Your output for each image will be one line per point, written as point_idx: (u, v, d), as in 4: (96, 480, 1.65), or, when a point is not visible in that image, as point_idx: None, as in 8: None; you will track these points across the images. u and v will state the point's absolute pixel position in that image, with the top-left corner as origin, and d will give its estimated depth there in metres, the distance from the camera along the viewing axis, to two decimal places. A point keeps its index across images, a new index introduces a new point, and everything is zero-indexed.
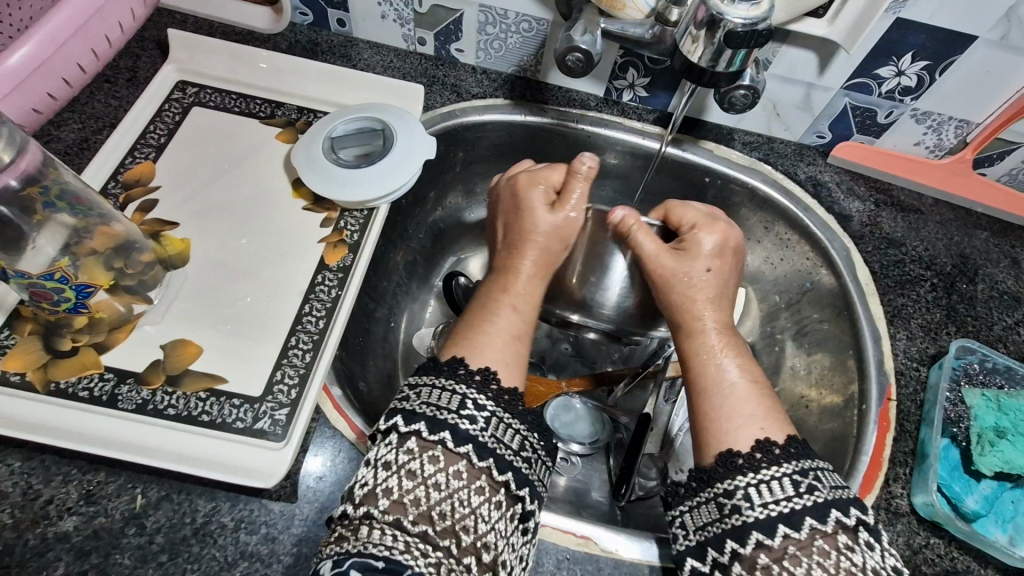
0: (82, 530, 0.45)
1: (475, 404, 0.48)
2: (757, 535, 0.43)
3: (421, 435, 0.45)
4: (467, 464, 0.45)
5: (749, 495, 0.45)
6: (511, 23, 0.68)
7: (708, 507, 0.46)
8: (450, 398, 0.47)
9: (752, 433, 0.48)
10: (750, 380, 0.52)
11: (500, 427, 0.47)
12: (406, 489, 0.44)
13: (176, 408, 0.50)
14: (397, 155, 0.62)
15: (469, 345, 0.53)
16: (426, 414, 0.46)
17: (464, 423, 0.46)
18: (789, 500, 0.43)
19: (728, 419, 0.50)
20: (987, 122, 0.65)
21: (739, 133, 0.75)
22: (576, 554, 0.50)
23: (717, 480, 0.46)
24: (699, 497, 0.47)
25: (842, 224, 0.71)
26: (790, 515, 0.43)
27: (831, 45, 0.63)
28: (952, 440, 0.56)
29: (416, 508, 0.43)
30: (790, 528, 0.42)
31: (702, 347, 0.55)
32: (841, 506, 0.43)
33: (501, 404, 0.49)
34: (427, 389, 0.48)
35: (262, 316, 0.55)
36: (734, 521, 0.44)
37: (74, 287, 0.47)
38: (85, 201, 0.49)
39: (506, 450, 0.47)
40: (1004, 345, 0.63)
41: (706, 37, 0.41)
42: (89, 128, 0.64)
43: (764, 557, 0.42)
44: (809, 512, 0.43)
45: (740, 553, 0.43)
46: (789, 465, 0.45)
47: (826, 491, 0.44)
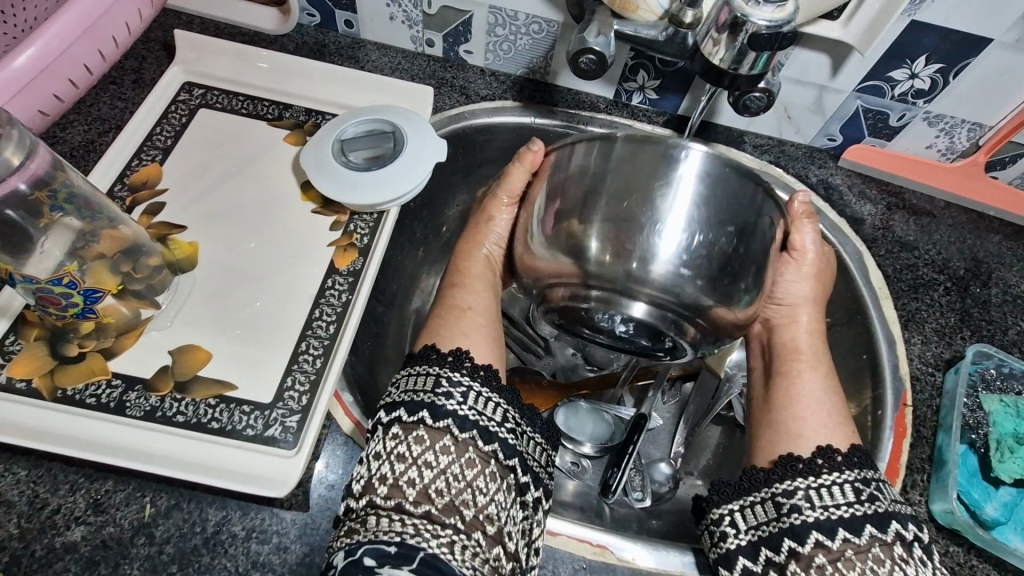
0: (90, 541, 0.44)
1: (452, 382, 0.48)
2: (819, 536, 0.44)
3: (403, 419, 0.46)
4: (451, 439, 0.45)
5: (810, 496, 0.46)
6: (521, 25, 0.67)
7: (762, 505, 0.47)
8: (426, 381, 0.48)
9: (816, 440, 0.50)
10: (828, 390, 0.54)
11: (481, 401, 0.48)
12: (397, 473, 0.44)
13: (185, 415, 0.49)
14: (407, 158, 0.62)
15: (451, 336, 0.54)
16: (407, 400, 0.47)
17: (443, 399, 0.47)
18: (848, 506, 0.45)
19: (809, 421, 0.51)
20: (1000, 125, 0.65)
21: (749, 136, 0.75)
22: (593, 564, 0.50)
23: (777, 480, 0.48)
24: (761, 492, 0.48)
25: (854, 227, 0.70)
26: (851, 520, 0.44)
27: (844, 48, 0.63)
28: (970, 446, 0.56)
29: (412, 489, 0.44)
30: (876, 528, 0.44)
31: (792, 350, 0.57)
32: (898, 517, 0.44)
33: (479, 380, 0.49)
34: (405, 378, 0.50)
35: (272, 320, 0.55)
36: (792, 521, 0.45)
37: (82, 292, 0.47)
38: (93, 205, 0.49)
39: (490, 422, 0.47)
40: (1019, 349, 0.63)
41: (728, 40, 0.41)
42: (95, 130, 0.63)
43: (821, 558, 0.44)
44: (870, 519, 0.44)
45: (798, 552, 0.44)
46: (850, 472, 0.47)
47: (886, 501, 0.45)
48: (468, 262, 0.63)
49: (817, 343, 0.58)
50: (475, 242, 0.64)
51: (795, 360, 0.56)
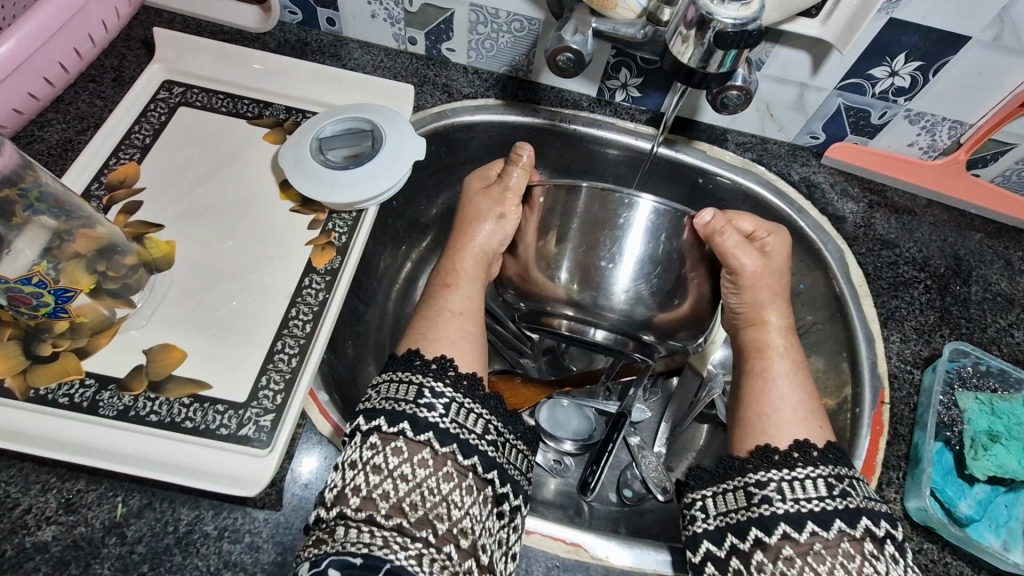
0: (61, 540, 0.44)
1: (432, 393, 0.48)
2: (785, 528, 0.44)
3: (382, 429, 0.46)
4: (431, 452, 0.45)
5: (782, 488, 0.46)
6: (501, 22, 0.67)
7: (734, 494, 0.47)
8: (406, 389, 0.48)
9: (794, 433, 0.50)
10: (799, 385, 0.54)
11: (462, 413, 0.48)
12: (373, 485, 0.44)
13: (159, 414, 0.49)
14: (386, 156, 0.62)
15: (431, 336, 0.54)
16: (386, 409, 0.47)
17: (423, 411, 0.47)
18: (820, 500, 0.45)
19: (785, 414, 0.52)
20: (980, 122, 0.65)
21: (732, 134, 0.75)
22: (567, 562, 0.50)
23: (750, 471, 0.48)
24: (742, 479, 0.48)
25: (836, 226, 0.70)
26: (821, 514, 0.44)
27: (824, 46, 0.63)
28: (945, 444, 0.56)
29: (386, 502, 0.44)
30: (819, 526, 0.44)
31: (761, 348, 0.56)
32: (849, 517, 0.44)
33: (461, 390, 0.49)
34: (385, 385, 0.49)
35: (248, 319, 0.55)
36: (762, 511, 0.45)
37: (53, 291, 0.46)
38: (65, 203, 0.49)
39: (471, 435, 0.47)
40: (998, 347, 0.63)
41: (696, 37, 0.41)
42: (73, 128, 0.63)
43: (788, 549, 0.44)
44: (814, 517, 0.44)
45: (764, 542, 0.44)
46: (823, 467, 0.47)
47: (857, 497, 0.46)
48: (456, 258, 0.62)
49: (789, 340, 0.57)
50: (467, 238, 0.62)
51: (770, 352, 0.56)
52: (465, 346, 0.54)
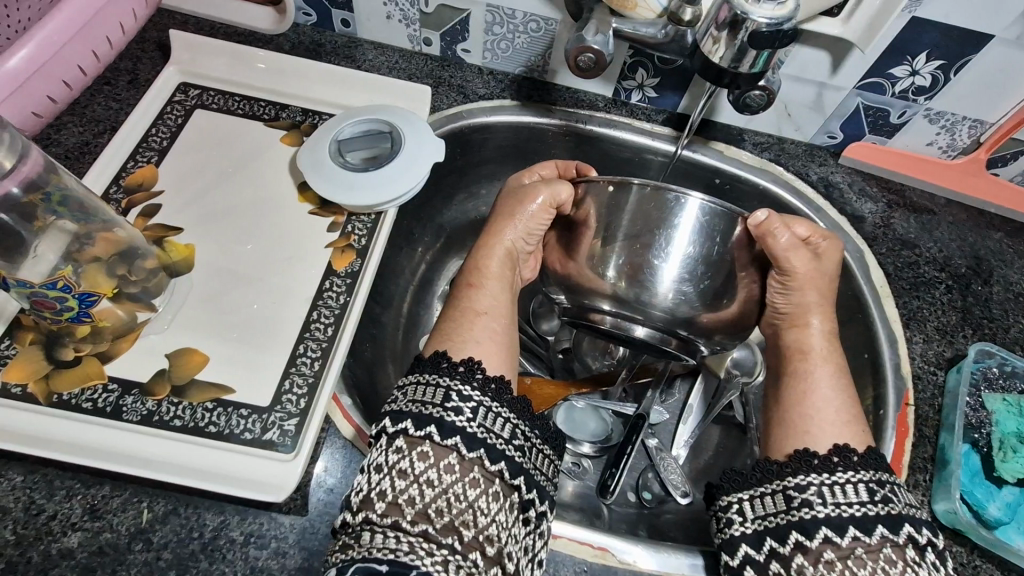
0: (88, 547, 0.44)
1: (460, 396, 0.47)
2: (827, 532, 0.44)
3: (409, 432, 0.45)
4: (458, 457, 0.44)
5: (822, 492, 0.46)
6: (518, 23, 0.66)
7: (772, 497, 0.47)
8: (434, 392, 0.47)
9: (828, 439, 0.50)
10: (840, 392, 0.53)
11: (490, 417, 0.47)
12: (399, 490, 0.43)
13: (182, 419, 0.49)
14: (404, 158, 0.61)
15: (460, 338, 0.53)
16: (413, 412, 0.46)
17: (450, 415, 0.46)
18: (861, 505, 0.44)
19: (817, 417, 0.52)
20: (1000, 122, 0.65)
21: (749, 134, 0.74)
22: (593, 566, 0.49)
23: (790, 475, 0.47)
24: (785, 481, 0.47)
25: (855, 226, 0.70)
26: (861, 519, 0.44)
27: (844, 45, 0.62)
28: (972, 446, 0.55)
29: (412, 507, 0.43)
30: (861, 531, 0.44)
31: (800, 351, 0.56)
32: (890, 522, 0.44)
33: (488, 395, 0.48)
34: (411, 387, 0.48)
35: (269, 322, 0.54)
36: (802, 514, 0.45)
37: (77, 296, 0.46)
38: (88, 208, 0.48)
39: (499, 440, 0.46)
40: (1022, 347, 0.63)
41: (728, 38, 0.40)
42: (90, 132, 0.63)
43: (830, 553, 0.43)
44: (853, 521, 0.44)
45: (805, 544, 0.44)
46: (865, 472, 0.46)
47: (899, 503, 0.45)
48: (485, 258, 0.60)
49: (829, 347, 0.56)
50: (495, 235, 0.60)
51: (810, 356, 0.56)
52: (490, 349, 0.53)
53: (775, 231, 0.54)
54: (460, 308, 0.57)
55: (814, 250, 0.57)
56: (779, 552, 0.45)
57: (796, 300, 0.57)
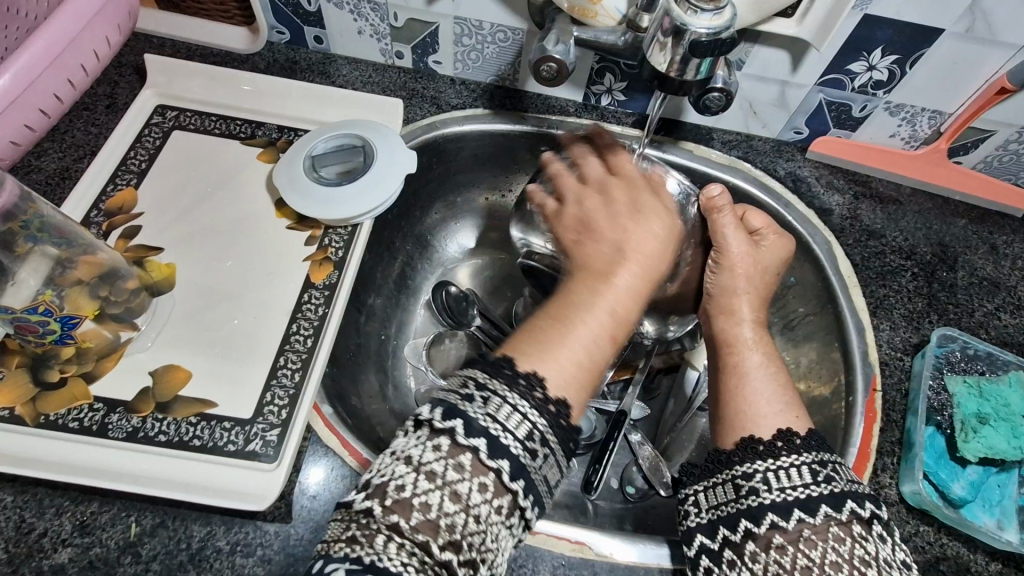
0: (77, 562, 0.45)
1: (523, 419, 0.41)
2: (773, 517, 0.45)
3: (480, 456, 0.39)
4: (511, 498, 0.40)
5: (767, 478, 0.47)
6: (486, 34, 0.68)
7: (725, 487, 0.48)
8: (519, 422, 0.41)
9: (776, 424, 0.51)
10: (776, 375, 0.55)
11: (543, 444, 0.41)
12: (446, 511, 0.38)
13: (167, 434, 0.50)
14: (378, 170, 0.63)
15: (537, 346, 0.46)
16: (487, 431, 0.40)
17: (508, 438, 0.40)
18: (805, 487, 0.46)
19: (762, 408, 0.52)
20: (958, 111, 0.67)
21: (717, 133, 0.76)
22: (571, 560, 0.51)
23: (736, 463, 0.49)
24: (736, 470, 0.49)
25: (823, 218, 0.72)
26: (806, 501, 0.45)
27: (801, 45, 0.64)
28: (936, 428, 0.58)
29: (447, 533, 0.38)
30: (806, 513, 0.45)
31: (731, 341, 0.58)
32: (832, 501, 0.45)
33: (550, 423, 0.42)
34: (482, 398, 0.41)
35: (249, 337, 0.56)
36: (750, 501, 0.46)
37: (59, 320, 0.47)
38: (67, 233, 0.50)
39: (525, 455, 0.40)
40: (986, 331, 0.64)
41: (673, 45, 0.42)
42: (70, 157, 0.64)
43: (779, 538, 0.44)
44: (798, 504, 0.45)
45: (754, 532, 0.45)
46: (807, 454, 0.48)
47: (842, 482, 0.46)
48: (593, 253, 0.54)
49: (760, 331, 0.58)
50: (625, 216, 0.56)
51: (739, 346, 0.57)
52: (574, 378, 0.45)
53: (723, 213, 0.60)
54: (549, 323, 0.48)
55: (761, 240, 0.62)
56: (730, 540, 0.46)
57: (725, 281, 0.60)
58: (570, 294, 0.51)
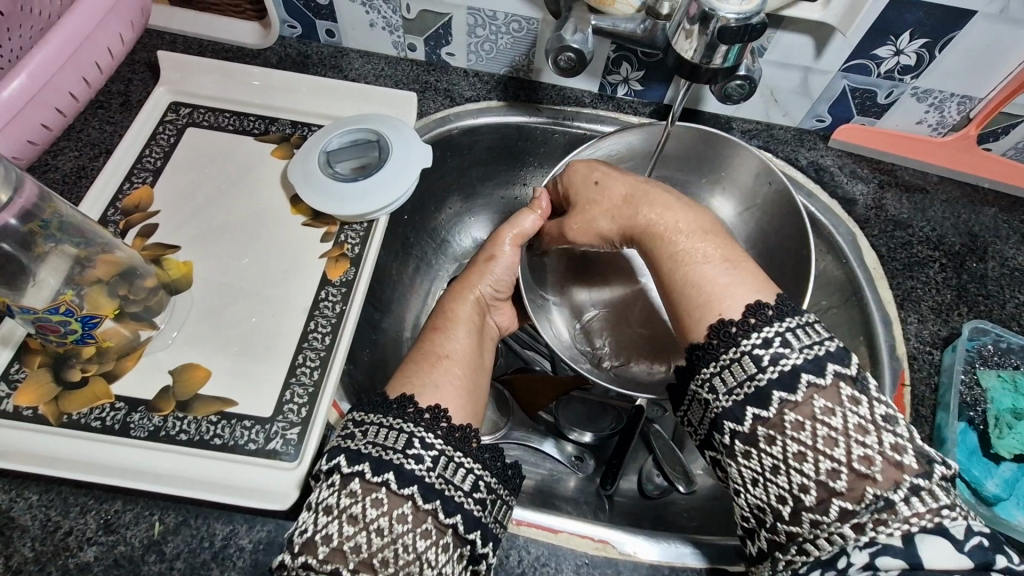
0: (103, 560, 0.45)
1: (423, 443, 0.45)
2: (751, 411, 0.41)
3: (365, 476, 0.43)
4: (412, 507, 0.42)
5: (716, 386, 0.43)
6: (500, 24, 0.67)
7: (719, 376, 0.43)
8: (396, 437, 0.45)
9: (743, 298, 0.45)
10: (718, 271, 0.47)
11: (451, 467, 0.44)
12: (347, 536, 0.41)
13: (188, 433, 0.50)
14: (393, 165, 0.62)
15: (417, 377, 0.51)
16: (371, 455, 0.44)
17: (411, 462, 0.43)
18: (761, 373, 0.41)
19: (718, 292, 0.46)
20: (989, 97, 0.64)
21: (737, 122, 0.74)
22: (595, 559, 0.50)
23: (706, 364, 0.44)
24: (723, 358, 0.43)
25: (847, 209, 0.70)
26: (782, 379, 0.41)
27: (826, 29, 0.62)
28: (969, 423, 0.56)
29: (356, 555, 0.41)
30: (785, 392, 0.41)
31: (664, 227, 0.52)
32: (811, 367, 0.41)
33: (452, 443, 0.46)
34: (373, 428, 0.46)
35: (268, 335, 0.55)
36: (724, 404, 0.43)
37: (80, 319, 0.47)
38: (85, 233, 0.50)
39: (457, 492, 0.44)
40: (1017, 323, 0.63)
41: (699, 32, 0.41)
42: (86, 156, 0.64)
43: (763, 431, 0.41)
44: (775, 384, 0.41)
45: (738, 431, 0.42)
46: (768, 329, 0.42)
47: (795, 353, 0.41)
48: (456, 304, 0.61)
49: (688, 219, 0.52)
50: (468, 284, 0.62)
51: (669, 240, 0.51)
52: (463, 389, 0.52)
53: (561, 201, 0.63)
54: (413, 355, 0.56)
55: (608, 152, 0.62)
56: (724, 444, 0.43)
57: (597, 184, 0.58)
58: (429, 343, 0.57)
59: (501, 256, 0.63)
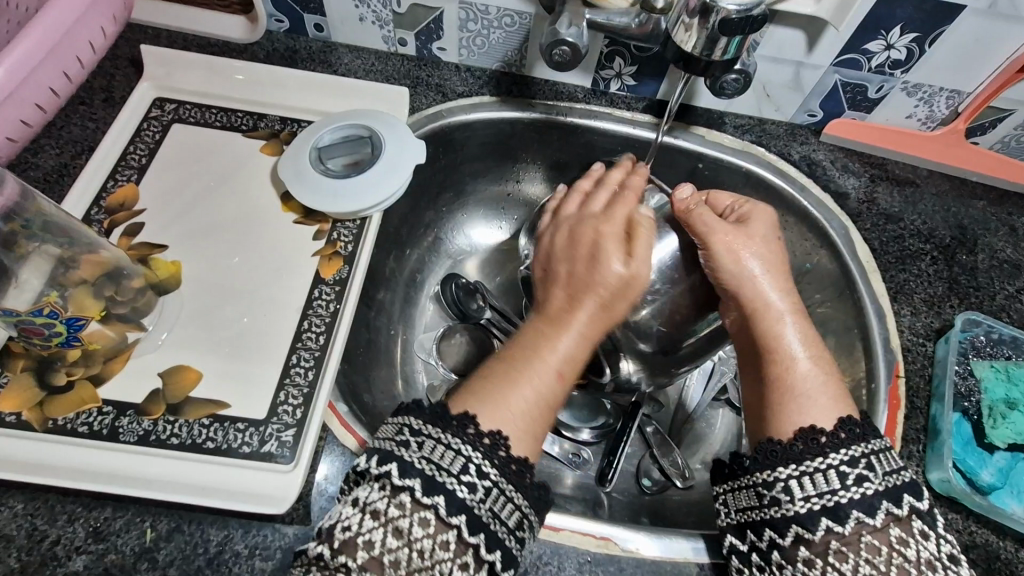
0: (93, 569, 0.44)
1: (477, 471, 0.44)
2: (797, 529, 0.46)
3: (415, 494, 0.42)
4: (455, 535, 0.42)
5: (791, 487, 0.46)
6: (492, 18, 0.66)
7: (793, 482, 0.46)
8: (452, 458, 0.44)
9: (828, 417, 0.49)
10: (821, 373, 0.52)
11: (500, 501, 0.44)
12: (388, 548, 0.41)
13: (180, 437, 0.49)
14: (384, 163, 0.61)
15: (493, 394, 0.49)
16: (424, 472, 0.43)
17: (462, 490, 0.43)
18: (858, 487, 0.45)
19: (802, 395, 0.51)
20: (978, 90, 0.65)
21: (729, 117, 0.74)
22: (597, 556, 0.50)
23: (759, 470, 0.48)
24: (755, 477, 0.49)
25: (839, 203, 0.70)
26: (865, 500, 0.45)
27: (819, 24, 0.62)
28: (963, 414, 0.57)
29: (395, 569, 0.41)
30: (864, 513, 0.44)
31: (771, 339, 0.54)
32: (863, 506, 0.44)
33: (506, 475, 0.45)
34: (428, 441, 0.44)
35: (261, 337, 0.54)
36: (776, 511, 0.47)
37: (65, 321, 0.46)
38: (68, 232, 0.49)
39: (501, 527, 0.43)
40: (1007, 314, 0.63)
41: (699, 25, 0.41)
42: (67, 153, 0.62)
43: (806, 551, 0.45)
44: (856, 504, 0.45)
45: (780, 542, 0.46)
46: (842, 452, 0.46)
47: (876, 480, 0.45)
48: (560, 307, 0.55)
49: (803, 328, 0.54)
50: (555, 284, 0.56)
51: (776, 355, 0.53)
52: (528, 421, 0.49)
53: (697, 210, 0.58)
54: (516, 359, 0.52)
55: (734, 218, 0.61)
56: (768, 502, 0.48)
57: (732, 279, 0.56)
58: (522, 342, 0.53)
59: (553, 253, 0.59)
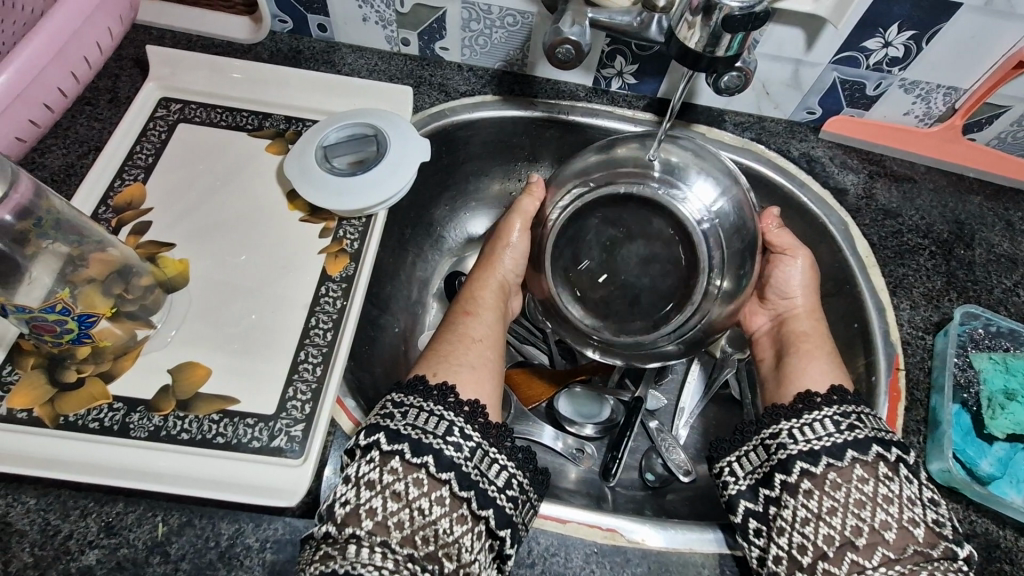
0: (106, 563, 0.44)
1: (462, 433, 0.47)
2: (802, 464, 0.49)
3: (405, 456, 0.45)
4: (449, 491, 0.44)
5: (793, 433, 0.51)
6: (494, 18, 0.67)
7: (754, 452, 0.52)
8: (435, 422, 0.47)
9: (824, 379, 0.57)
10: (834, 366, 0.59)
11: (486, 460, 0.46)
12: (390, 511, 0.43)
13: (190, 432, 0.49)
14: (389, 161, 0.62)
15: (449, 361, 0.55)
16: (410, 436, 0.46)
17: (450, 449, 0.45)
18: (831, 435, 0.50)
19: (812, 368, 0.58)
20: (974, 87, 0.66)
21: (729, 115, 0.75)
22: (604, 548, 0.50)
23: (764, 428, 0.53)
24: (750, 441, 0.53)
25: (839, 198, 0.71)
26: (833, 447, 0.49)
27: (817, 21, 0.63)
28: (962, 405, 0.58)
29: (400, 531, 0.43)
30: (834, 458, 0.49)
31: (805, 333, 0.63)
32: (833, 453, 0.49)
33: (489, 437, 0.48)
34: (412, 410, 0.47)
35: (269, 333, 0.55)
36: (779, 455, 0.51)
37: (76, 318, 0.46)
38: (79, 230, 0.49)
39: (489, 484, 0.46)
40: (1005, 308, 0.64)
41: (702, 22, 0.42)
42: (74, 153, 0.62)
43: (807, 483, 0.49)
44: (827, 450, 0.49)
45: (786, 482, 0.49)
46: (829, 407, 0.52)
47: (838, 432, 0.50)
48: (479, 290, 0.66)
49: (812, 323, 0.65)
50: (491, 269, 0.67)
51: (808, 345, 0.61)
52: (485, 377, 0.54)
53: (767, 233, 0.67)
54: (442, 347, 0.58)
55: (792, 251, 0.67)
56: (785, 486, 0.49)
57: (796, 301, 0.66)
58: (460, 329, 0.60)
59: (512, 242, 0.67)
